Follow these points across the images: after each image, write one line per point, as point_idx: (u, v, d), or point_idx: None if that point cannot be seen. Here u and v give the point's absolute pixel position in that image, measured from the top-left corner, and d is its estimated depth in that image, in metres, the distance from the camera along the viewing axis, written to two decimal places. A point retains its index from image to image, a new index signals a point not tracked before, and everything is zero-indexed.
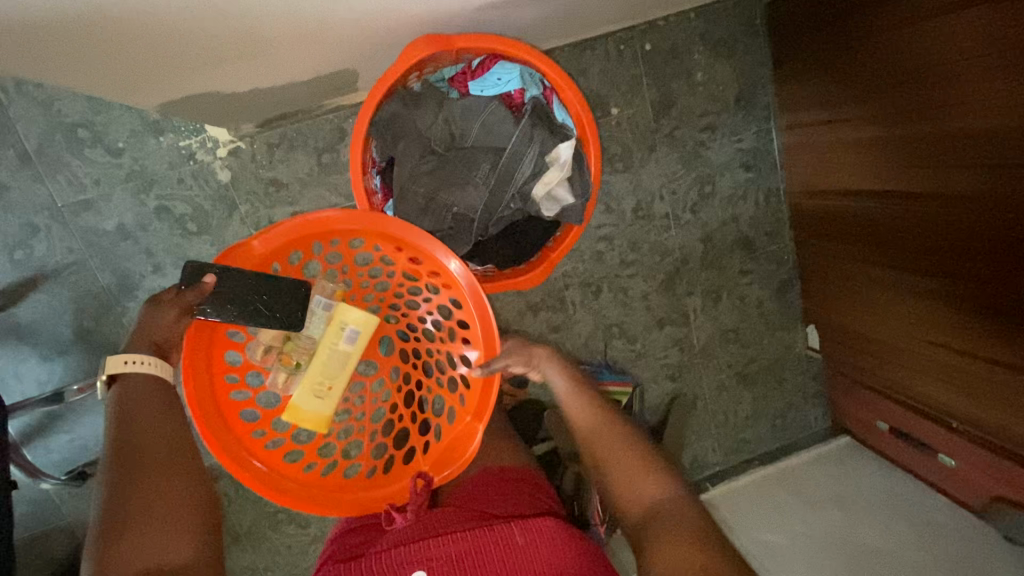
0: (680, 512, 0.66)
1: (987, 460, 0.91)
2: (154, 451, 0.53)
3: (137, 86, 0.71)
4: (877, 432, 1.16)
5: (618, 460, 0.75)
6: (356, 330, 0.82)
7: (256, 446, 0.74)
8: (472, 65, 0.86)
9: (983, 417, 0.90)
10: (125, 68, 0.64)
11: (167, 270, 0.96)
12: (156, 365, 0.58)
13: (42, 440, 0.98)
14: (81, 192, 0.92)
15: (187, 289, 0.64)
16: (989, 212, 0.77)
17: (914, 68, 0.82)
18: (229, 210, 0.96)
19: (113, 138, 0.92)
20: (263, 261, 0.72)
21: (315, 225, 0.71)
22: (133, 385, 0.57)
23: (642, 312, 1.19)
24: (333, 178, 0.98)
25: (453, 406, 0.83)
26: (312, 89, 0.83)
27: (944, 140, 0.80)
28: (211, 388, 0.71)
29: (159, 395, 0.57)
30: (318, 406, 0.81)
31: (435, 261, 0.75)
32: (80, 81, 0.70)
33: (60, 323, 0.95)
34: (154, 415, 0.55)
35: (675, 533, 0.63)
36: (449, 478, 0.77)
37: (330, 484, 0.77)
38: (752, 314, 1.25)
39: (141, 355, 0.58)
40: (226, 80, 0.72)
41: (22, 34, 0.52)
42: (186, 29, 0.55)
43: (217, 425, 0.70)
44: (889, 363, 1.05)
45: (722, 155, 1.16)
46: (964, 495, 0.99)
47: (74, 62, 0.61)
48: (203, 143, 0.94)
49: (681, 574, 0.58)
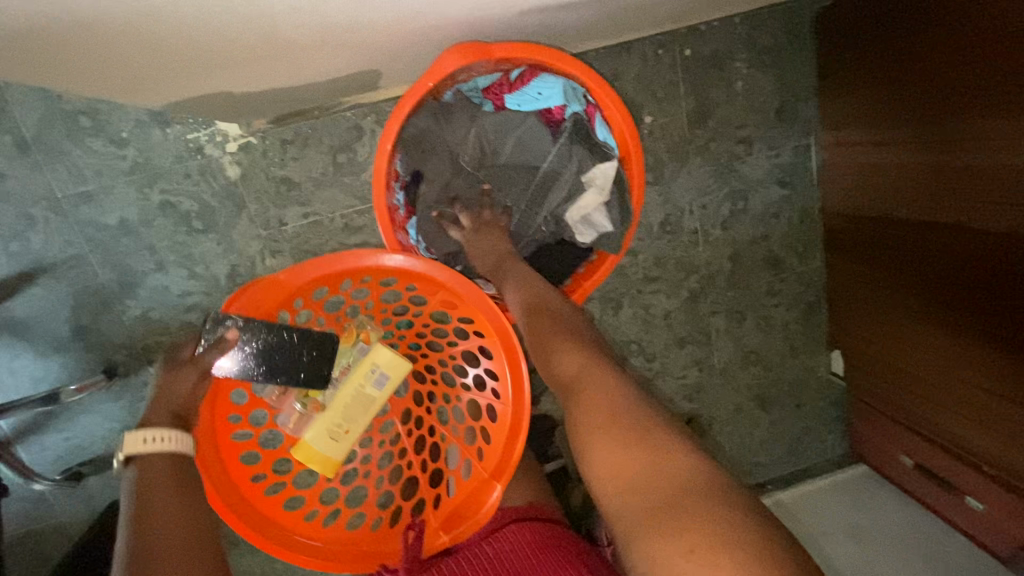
0: (591, 375, 0.66)
1: (1014, 507, 0.85)
2: (168, 502, 0.56)
3: (146, 87, 0.66)
4: (898, 465, 1.10)
5: (546, 340, 0.73)
6: (387, 375, 0.84)
7: (258, 494, 0.76)
8: (511, 77, 0.84)
9: (1014, 463, 0.83)
10: (136, 69, 0.59)
11: (170, 269, 0.92)
12: (173, 441, 0.62)
13: (37, 438, 0.94)
14: (81, 183, 0.87)
15: (205, 349, 0.70)
16: (1015, 248, 0.73)
17: (964, 99, 0.76)
18: (237, 209, 0.91)
19: (117, 128, 0.87)
20: (291, 295, 0.75)
21: (350, 264, 0.75)
22: (152, 457, 0.61)
23: (662, 330, 1.14)
24: (348, 179, 0.93)
25: (470, 459, 0.82)
26: (332, 87, 0.78)
27: (995, 179, 0.74)
28: (213, 435, 0.73)
29: (175, 463, 0.62)
30: (332, 448, 0.82)
31: (472, 308, 0.79)
32: (87, 83, 0.66)
33: (58, 319, 0.91)
34: (168, 479, 0.59)
35: (588, 400, 0.63)
36: (462, 536, 0.78)
37: (336, 537, 0.77)
38: (776, 335, 1.20)
39: (160, 430, 0.63)
40: (240, 81, 0.67)
41: (29, 36, 0.48)
42: (205, 34, 0.51)
43: (220, 476, 0.72)
44: (916, 397, 0.99)
45: (758, 170, 1.10)
46: (990, 540, 0.92)
47: (82, 63, 0.57)
48: (213, 137, 0.89)
49: (604, 445, 0.58)
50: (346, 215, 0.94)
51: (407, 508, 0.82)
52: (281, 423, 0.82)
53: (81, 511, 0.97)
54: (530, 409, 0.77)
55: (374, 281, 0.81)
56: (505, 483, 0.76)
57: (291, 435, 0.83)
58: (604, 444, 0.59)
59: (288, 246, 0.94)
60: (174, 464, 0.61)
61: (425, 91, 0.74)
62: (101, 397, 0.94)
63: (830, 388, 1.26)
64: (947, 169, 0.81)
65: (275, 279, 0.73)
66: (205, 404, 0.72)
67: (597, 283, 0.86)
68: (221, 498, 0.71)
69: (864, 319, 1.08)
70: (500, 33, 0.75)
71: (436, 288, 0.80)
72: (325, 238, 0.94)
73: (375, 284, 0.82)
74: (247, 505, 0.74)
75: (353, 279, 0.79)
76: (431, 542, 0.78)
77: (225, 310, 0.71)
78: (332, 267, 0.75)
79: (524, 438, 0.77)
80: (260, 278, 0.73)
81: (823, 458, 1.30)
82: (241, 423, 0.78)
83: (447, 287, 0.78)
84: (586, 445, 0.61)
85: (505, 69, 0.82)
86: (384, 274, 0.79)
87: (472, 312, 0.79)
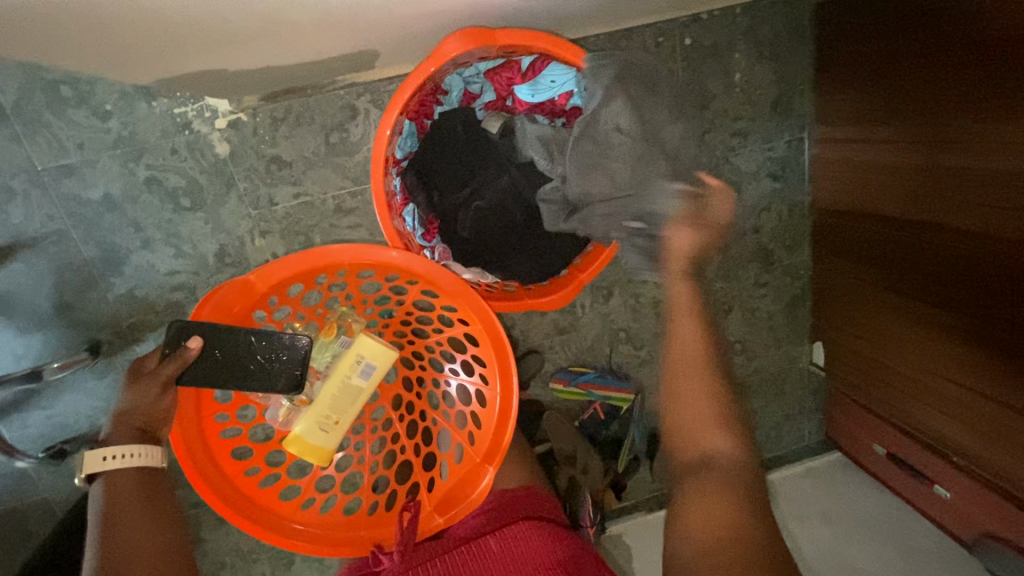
0: (733, 475, 0.69)
1: (982, 497, 0.88)
2: (137, 511, 0.61)
3: (135, 64, 0.65)
4: (872, 453, 1.13)
5: (699, 401, 0.73)
6: (373, 364, 0.83)
7: (252, 484, 0.78)
8: (522, 66, 0.88)
9: (984, 453, 0.86)
10: (128, 44, 0.58)
11: (157, 247, 0.90)
12: (137, 455, 0.65)
13: (19, 415, 0.93)
14: (63, 156, 0.85)
15: (166, 363, 0.70)
16: (990, 246, 0.76)
17: (955, 102, 0.77)
18: (227, 186, 0.89)
19: (100, 99, 0.84)
20: (265, 294, 0.77)
21: (320, 258, 0.76)
22: (117, 472, 0.64)
23: (651, 318, 1.15)
24: (341, 159, 0.91)
25: (461, 443, 0.84)
26: (328, 66, 0.76)
27: (983, 182, 0.75)
28: (201, 432, 0.75)
29: (140, 475, 0.65)
30: (323, 439, 0.83)
31: (453, 296, 0.79)
32: (73, 57, 0.64)
33: (39, 295, 0.88)
34: (135, 494, 0.63)
35: (716, 494, 0.67)
36: (456, 518, 0.80)
37: (333, 524, 0.79)
38: (760, 326, 1.23)
39: (126, 447, 0.65)
40: (238, 59, 0.66)
41: (22, 9, 0.46)
42: (203, 11, 0.50)
43: (210, 473, 0.74)
44: (893, 388, 1.02)
45: (751, 163, 1.11)
46: (955, 526, 0.96)
47: (72, 37, 0.55)
48: (201, 112, 0.86)
49: (712, 538, 0.65)
50: (338, 196, 0.92)
51: (401, 493, 0.84)
52: (269, 416, 0.85)
53: (66, 488, 0.97)
54: (517, 393, 0.79)
55: (351, 275, 0.81)
56: (496, 466, 0.79)
57: (283, 429, 0.86)
58: (704, 530, 0.66)
59: (278, 227, 0.92)
60: (140, 476, 0.64)
61: (430, 73, 0.75)
62: (85, 374, 0.92)
63: (810, 377, 1.29)
64: (929, 169, 0.83)
65: (247, 282, 0.74)
66: (181, 408, 0.73)
67: (598, 270, 0.87)
68: (216, 494, 0.73)
69: (846, 312, 1.10)
70: (503, 16, 0.74)
71: (416, 277, 0.80)
72: (316, 220, 0.93)
73: (352, 277, 0.83)
74: (242, 495, 0.76)
75: (329, 273, 0.80)
76: (425, 525, 0.80)
77: (194, 319, 0.73)
78: (302, 265, 0.76)
79: (515, 421, 0.79)
80: (228, 282, 0.75)
81: (799, 445, 1.34)
82: (228, 418, 0.80)
83: (428, 278, 0.79)
84: (692, 515, 0.67)
85: (516, 59, 0.86)
86: (357, 267, 0.79)
87: (456, 301, 0.80)
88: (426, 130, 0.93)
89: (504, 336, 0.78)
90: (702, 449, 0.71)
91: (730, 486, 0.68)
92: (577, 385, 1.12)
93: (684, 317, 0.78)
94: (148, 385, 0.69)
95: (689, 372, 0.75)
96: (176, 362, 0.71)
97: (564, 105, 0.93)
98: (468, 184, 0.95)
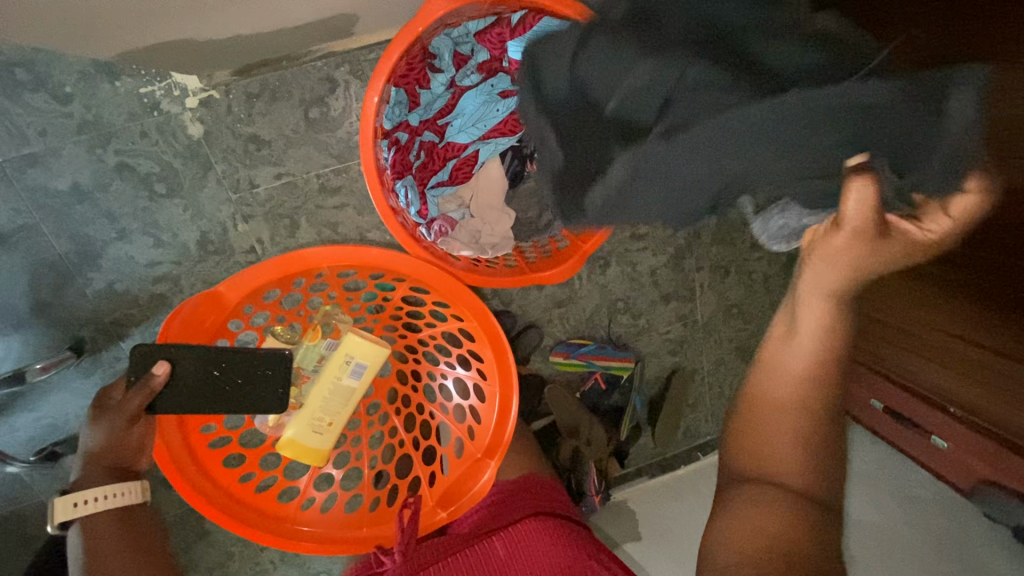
0: (806, 512, 0.59)
1: (985, 448, 0.85)
2: (118, 547, 0.68)
3: (93, 38, 0.60)
4: (870, 410, 1.10)
5: (773, 461, 0.63)
6: (363, 364, 0.82)
7: (249, 491, 0.79)
8: (512, 22, 0.79)
9: (983, 406, 0.84)
10: (84, 18, 0.53)
11: (134, 237, 0.85)
12: (117, 493, 0.69)
13: (5, 418, 0.89)
14: (24, 145, 0.79)
15: (134, 393, 0.70)
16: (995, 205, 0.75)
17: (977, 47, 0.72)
18: (203, 170, 0.85)
19: (59, 81, 0.78)
20: (238, 304, 0.76)
21: (294, 266, 0.77)
22: (94, 513, 0.68)
23: (649, 287, 1.15)
24: (323, 136, 0.87)
25: (461, 437, 0.84)
26: (303, 34, 0.72)
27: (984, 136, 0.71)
28: (189, 450, 0.75)
29: (117, 515, 0.70)
30: (316, 442, 0.82)
31: (446, 287, 0.80)
32: (25, 36, 0.59)
33: (13, 293, 0.84)
34: (113, 538, 0.68)
35: (769, 510, 0.59)
36: (458, 513, 0.80)
37: (335, 523, 0.80)
38: (757, 289, 1.21)
39: (108, 486, 0.69)
40: (206, 28, 0.61)
41: None
42: None
43: (205, 485, 0.74)
44: (892, 346, 1.01)
45: None
46: (954, 476, 0.95)
47: (25, 15, 0.51)
48: (170, 91, 0.81)
49: (750, 542, 0.58)
50: (322, 174, 0.89)
51: (402, 488, 0.84)
52: (258, 423, 0.83)
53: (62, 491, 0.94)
54: (517, 385, 0.80)
55: (331, 275, 0.82)
56: (498, 461, 0.79)
57: (274, 433, 0.84)
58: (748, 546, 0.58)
59: (261, 210, 0.88)
60: (117, 518, 0.69)
61: (412, 40, 0.70)
62: (71, 374, 0.89)
63: None
64: None
65: (216, 294, 0.75)
66: (163, 437, 0.73)
67: (599, 240, 0.82)
68: (213, 507, 0.73)
69: None
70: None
71: (402, 275, 0.82)
72: (300, 201, 0.89)
73: (333, 278, 0.83)
74: (241, 505, 0.76)
75: (305, 277, 0.81)
76: (428, 520, 0.80)
77: (160, 342, 0.71)
78: (277, 272, 0.76)
79: (515, 416, 0.80)
80: (193, 297, 0.73)
81: None
82: (217, 431, 0.80)
83: (417, 276, 0.80)
84: (739, 526, 0.61)
85: (504, 13, 0.78)
86: (335, 266, 0.79)
87: (449, 294, 0.81)
88: (418, 103, 0.85)
89: (500, 330, 0.79)
90: (756, 501, 0.61)
91: (766, 543, 0.57)
92: (577, 357, 1.09)
93: (784, 370, 0.63)
94: (116, 420, 0.70)
95: (776, 424, 0.63)
96: (145, 390, 0.70)
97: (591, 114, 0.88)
98: (691, 74, 0.46)
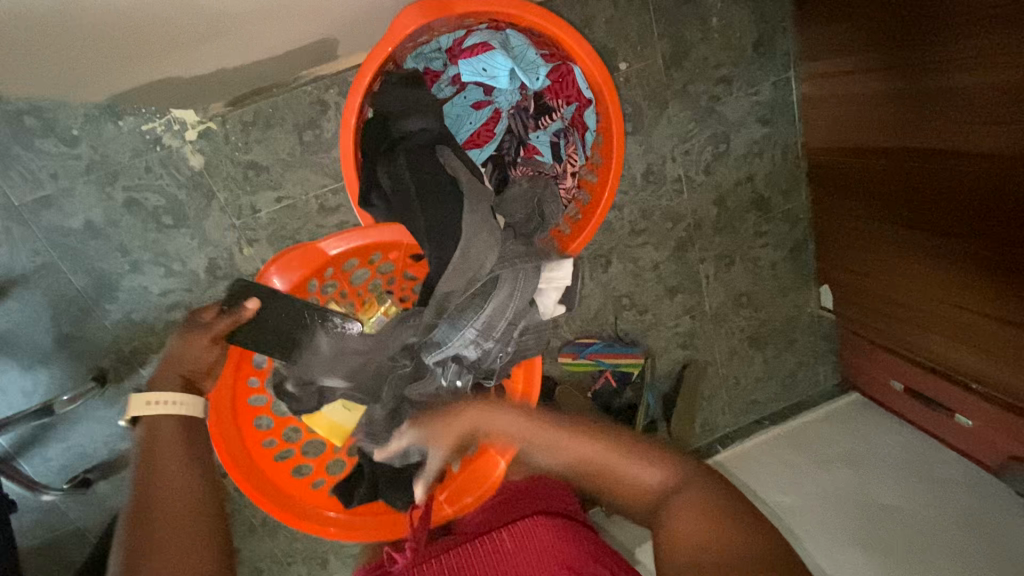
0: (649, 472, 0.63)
1: (1007, 423, 0.85)
2: (176, 450, 0.60)
3: (76, 82, 0.63)
4: (891, 390, 1.10)
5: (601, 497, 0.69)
6: None
7: (267, 458, 0.81)
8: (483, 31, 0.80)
9: (1005, 379, 0.83)
10: (64, 65, 0.56)
11: (147, 268, 0.89)
12: (179, 405, 0.64)
13: (38, 449, 0.93)
14: (38, 189, 0.83)
15: (225, 315, 0.71)
16: (992, 165, 0.73)
17: (937, 16, 0.75)
18: (207, 199, 0.88)
19: (65, 125, 0.82)
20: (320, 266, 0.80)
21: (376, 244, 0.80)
22: (159, 417, 0.63)
23: (653, 281, 1.14)
24: (318, 157, 0.90)
25: None
26: (288, 62, 0.75)
27: (972, 106, 0.74)
28: (232, 399, 0.77)
29: (184, 422, 0.64)
30: (345, 417, 0.87)
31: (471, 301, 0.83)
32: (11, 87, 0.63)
33: (38, 330, 0.88)
34: (174, 439, 0.61)
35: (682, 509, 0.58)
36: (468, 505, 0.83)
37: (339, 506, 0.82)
38: (764, 276, 1.20)
39: (169, 395, 0.64)
40: (185, 63, 0.64)
41: None
42: (126, 16, 0.49)
43: (237, 451, 0.76)
44: (903, 322, 0.99)
45: (738, 110, 1.08)
46: (979, 453, 0.93)
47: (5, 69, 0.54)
48: (170, 126, 0.85)
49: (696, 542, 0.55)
50: (320, 194, 0.91)
51: None
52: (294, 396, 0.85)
53: (96, 515, 0.98)
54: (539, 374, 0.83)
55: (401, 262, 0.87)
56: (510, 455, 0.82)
57: None
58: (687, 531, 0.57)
59: (264, 234, 0.91)
60: (181, 426, 0.63)
61: (384, 57, 0.72)
62: (97, 403, 0.93)
63: (820, 322, 1.27)
64: (920, 92, 0.81)
65: (312, 250, 0.78)
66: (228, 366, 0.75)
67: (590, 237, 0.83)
68: (233, 462, 0.75)
69: (846, 254, 1.10)
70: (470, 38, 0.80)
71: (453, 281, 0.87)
72: (301, 222, 0.92)
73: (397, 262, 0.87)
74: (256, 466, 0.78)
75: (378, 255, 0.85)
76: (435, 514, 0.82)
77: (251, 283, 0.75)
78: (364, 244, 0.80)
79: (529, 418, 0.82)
80: (297, 247, 0.77)
81: (816, 390, 1.31)
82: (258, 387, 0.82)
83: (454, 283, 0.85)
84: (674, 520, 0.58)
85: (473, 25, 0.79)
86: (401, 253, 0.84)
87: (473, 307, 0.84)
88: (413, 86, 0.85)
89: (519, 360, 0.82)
90: (670, 524, 0.58)
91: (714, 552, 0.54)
92: (585, 356, 1.10)
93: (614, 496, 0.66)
94: (199, 333, 0.70)
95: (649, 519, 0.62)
96: (231, 318, 0.71)
97: (583, 121, 0.88)
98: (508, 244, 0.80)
